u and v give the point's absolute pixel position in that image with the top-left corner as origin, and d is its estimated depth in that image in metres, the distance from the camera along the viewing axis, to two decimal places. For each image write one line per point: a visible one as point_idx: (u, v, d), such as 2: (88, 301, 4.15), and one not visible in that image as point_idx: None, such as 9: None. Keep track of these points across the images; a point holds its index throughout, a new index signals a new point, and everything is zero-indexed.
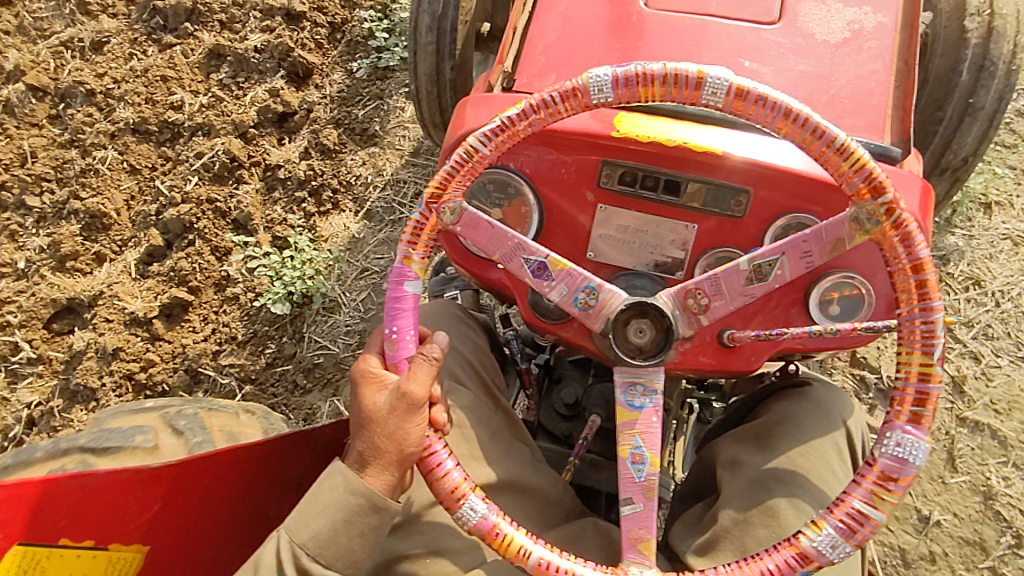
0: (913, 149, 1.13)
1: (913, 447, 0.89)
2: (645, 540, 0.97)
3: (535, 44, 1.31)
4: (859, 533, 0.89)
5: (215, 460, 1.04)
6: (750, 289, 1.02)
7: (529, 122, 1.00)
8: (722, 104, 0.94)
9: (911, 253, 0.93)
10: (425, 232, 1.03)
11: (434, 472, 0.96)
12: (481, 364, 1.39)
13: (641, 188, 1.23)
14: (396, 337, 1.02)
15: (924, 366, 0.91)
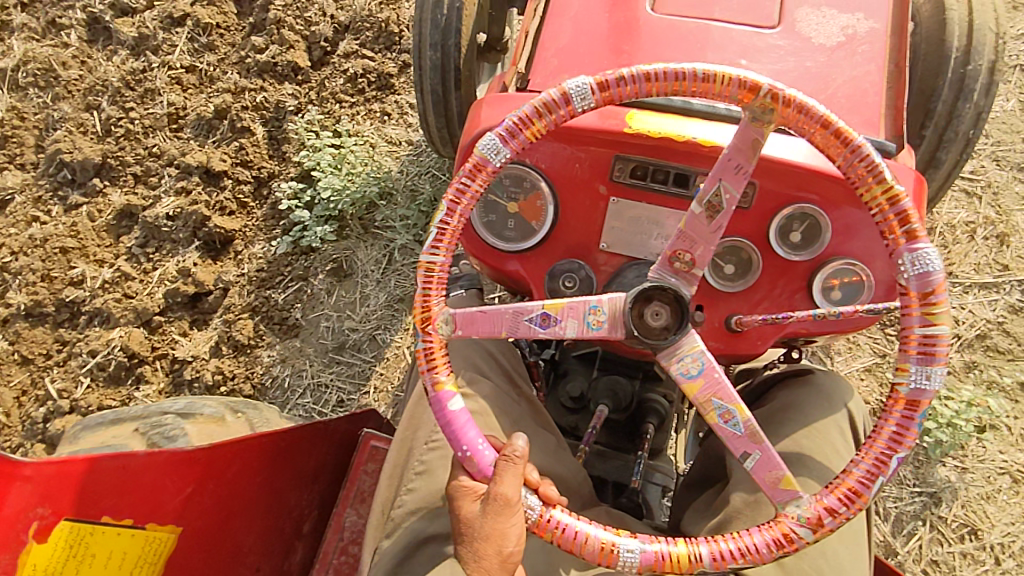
0: (907, 145, 1.15)
1: (926, 259, 0.89)
2: (782, 477, 0.93)
3: (548, 46, 1.26)
4: (937, 353, 0.88)
5: (240, 450, 1.15)
6: (716, 225, 0.98)
7: (460, 216, 1.03)
8: (597, 104, 0.97)
9: (893, 203, 0.92)
10: (437, 357, 1.01)
11: (571, 533, 0.93)
12: (505, 354, 1.35)
13: (651, 182, 1.13)
14: (471, 453, 0.97)
15: (888, 193, 0.92)
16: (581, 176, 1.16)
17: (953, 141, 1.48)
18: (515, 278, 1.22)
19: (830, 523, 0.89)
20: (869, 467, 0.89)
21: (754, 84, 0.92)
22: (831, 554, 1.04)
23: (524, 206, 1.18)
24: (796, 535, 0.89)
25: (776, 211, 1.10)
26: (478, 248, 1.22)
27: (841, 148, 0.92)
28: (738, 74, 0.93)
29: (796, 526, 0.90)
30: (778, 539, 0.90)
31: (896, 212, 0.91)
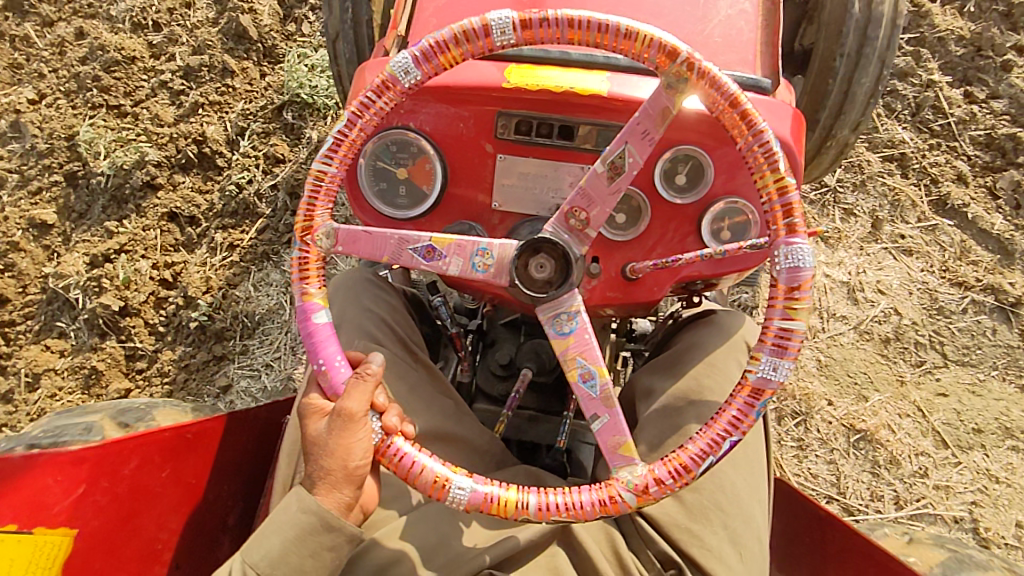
0: (783, 81, 1.17)
1: (798, 253, 0.90)
2: (623, 443, 0.96)
3: (426, 6, 1.22)
4: (790, 347, 0.90)
5: (134, 444, 1.13)
6: (615, 188, 0.98)
7: (360, 128, 1.01)
8: (515, 40, 0.93)
9: (782, 197, 0.92)
10: (311, 268, 1.01)
11: (411, 467, 0.93)
12: (397, 322, 1.33)
13: (535, 137, 1.12)
14: (326, 367, 0.98)
15: (778, 181, 0.92)
16: (467, 135, 1.14)
17: (861, 82, 1.49)
18: None
19: (655, 492, 0.91)
20: (706, 440, 0.91)
21: (671, 49, 0.91)
22: (728, 487, 1.07)
23: (414, 170, 1.16)
24: (621, 500, 0.91)
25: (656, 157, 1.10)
26: (374, 218, 1.19)
27: (743, 130, 0.92)
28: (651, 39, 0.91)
29: (624, 490, 0.91)
30: (604, 501, 0.91)
31: (782, 204, 0.92)
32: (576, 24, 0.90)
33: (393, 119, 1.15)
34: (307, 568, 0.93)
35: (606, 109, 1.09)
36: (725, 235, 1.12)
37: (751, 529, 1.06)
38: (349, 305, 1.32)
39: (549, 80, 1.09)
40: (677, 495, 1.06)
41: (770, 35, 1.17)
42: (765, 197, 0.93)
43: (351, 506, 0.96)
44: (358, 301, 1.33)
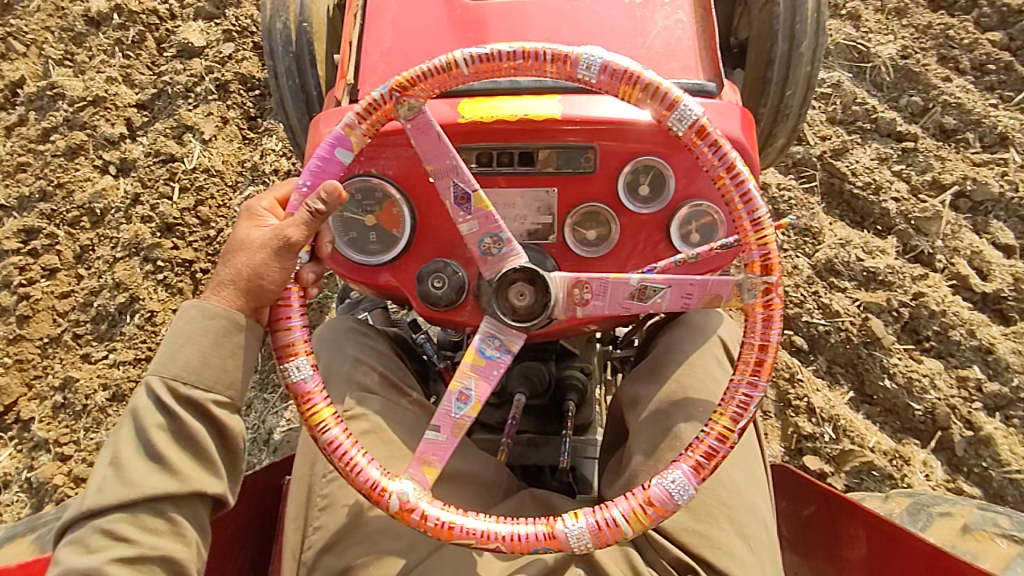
0: (727, 82, 1.20)
1: (683, 488, 0.94)
2: (431, 466, 1.00)
3: (371, 53, 1.23)
4: (607, 539, 0.93)
5: None
6: (628, 305, 1.02)
7: (512, 66, 0.97)
8: (682, 133, 0.98)
9: (718, 443, 0.96)
10: (379, 113, 1.03)
11: (281, 319, 1.01)
12: (387, 364, 1.31)
13: (497, 167, 1.14)
14: (305, 191, 1.03)
15: (727, 429, 0.96)
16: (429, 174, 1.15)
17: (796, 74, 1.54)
18: (389, 289, 1.20)
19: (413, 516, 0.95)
20: (490, 530, 0.93)
21: (768, 266, 0.97)
22: (727, 480, 1.09)
23: (381, 216, 1.16)
24: (387, 498, 0.96)
25: (619, 170, 1.12)
26: (349, 268, 1.20)
27: (746, 370, 0.98)
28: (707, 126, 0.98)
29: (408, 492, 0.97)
30: (376, 486, 0.97)
31: (709, 447, 0.96)
32: (733, 168, 0.97)
33: (354, 168, 1.15)
34: (229, 369, 0.98)
35: (562, 132, 1.11)
36: (694, 238, 1.14)
37: (755, 515, 1.08)
38: (335, 356, 1.29)
39: (504, 111, 1.11)
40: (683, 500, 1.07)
41: (708, 36, 1.21)
42: (716, 420, 0.97)
43: (259, 315, 1.01)
44: (343, 350, 1.31)
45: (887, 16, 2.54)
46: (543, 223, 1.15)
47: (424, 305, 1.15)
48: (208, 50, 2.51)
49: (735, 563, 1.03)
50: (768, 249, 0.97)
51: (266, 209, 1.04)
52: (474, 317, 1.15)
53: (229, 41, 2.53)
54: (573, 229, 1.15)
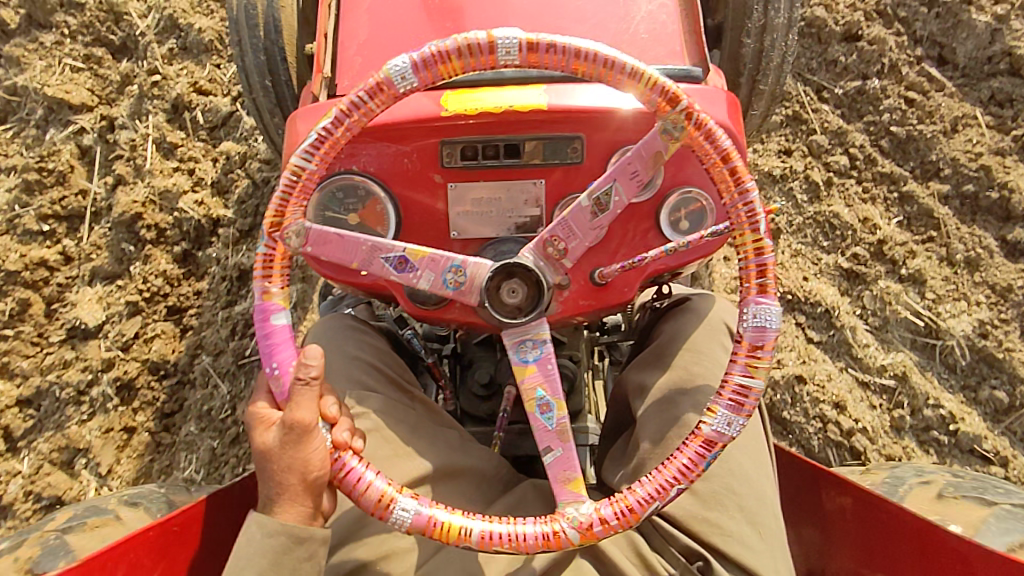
0: (712, 65, 1.19)
1: (766, 314, 0.94)
2: (572, 479, 0.97)
3: (348, 44, 1.19)
4: (747, 405, 0.93)
5: (123, 549, 1.03)
6: (599, 223, 0.99)
7: (346, 128, 0.96)
8: (520, 62, 0.92)
9: (758, 258, 0.94)
10: (275, 265, 0.98)
11: (356, 482, 0.93)
12: (384, 362, 1.30)
13: (483, 160, 1.11)
14: (279, 373, 0.96)
15: (755, 242, 0.94)
16: (413, 170, 1.12)
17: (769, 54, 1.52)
18: (375, 287, 1.17)
19: (600, 531, 0.93)
20: (655, 484, 0.93)
21: (672, 96, 0.93)
22: (737, 469, 1.09)
23: (365, 214, 1.13)
24: (565, 535, 0.92)
25: (608, 158, 1.10)
26: (333, 268, 1.16)
27: (729, 187, 0.95)
28: (663, 82, 0.93)
29: (486, 523, 0.92)
30: (547, 535, 0.92)
31: (755, 264, 0.95)
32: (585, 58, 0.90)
33: (335, 165, 1.12)
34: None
35: (549, 122, 1.09)
36: (683, 225, 1.13)
37: (766, 505, 1.09)
38: (333, 355, 1.28)
39: (486, 102, 1.08)
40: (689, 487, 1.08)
41: (692, 18, 1.19)
42: (741, 247, 0.95)
43: (316, 515, 0.96)
44: (342, 350, 1.30)
45: (953, 269, 2.00)
46: (534, 216, 1.13)
47: (413, 304, 1.12)
48: (107, 327, 2.00)
49: (750, 555, 1.04)
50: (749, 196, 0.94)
51: (266, 408, 0.97)
52: (465, 314, 1.13)
53: (134, 314, 2.01)
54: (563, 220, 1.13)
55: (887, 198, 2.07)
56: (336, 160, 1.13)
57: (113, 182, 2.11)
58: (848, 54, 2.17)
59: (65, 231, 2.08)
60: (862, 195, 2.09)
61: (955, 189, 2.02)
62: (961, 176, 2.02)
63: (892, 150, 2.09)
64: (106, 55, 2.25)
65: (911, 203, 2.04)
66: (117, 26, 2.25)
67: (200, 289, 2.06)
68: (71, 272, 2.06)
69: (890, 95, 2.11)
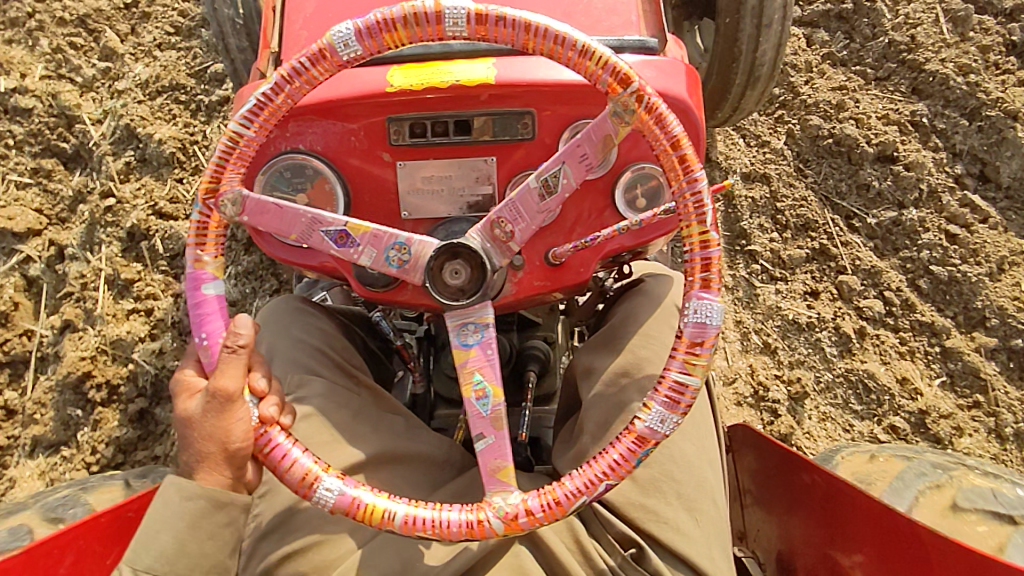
0: (670, 37, 1.15)
1: (708, 310, 0.91)
2: (503, 468, 0.94)
3: (295, 19, 1.15)
4: (683, 403, 0.91)
5: (67, 539, 1.02)
6: (546, 206, 0.96)
7: (286, 95, 0.96)
8: (467, 33, 0.90)
9: (704, 250, 0.92)
10: (209, 233, 0.98)
11: (283, 457, 0.92)
12: (332, 346, 1.26)
13: (432, 137, 1.08)
14: (208, 343, 0.96)
15: (703, 234, 0.91)
16: (360, 147, 1.09)
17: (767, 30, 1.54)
18: (326, 269, 1.15)
19: (525, 521, 0.90)
20: (586, 478, 0.90)
21: (624, 77, 0.91)
22: (678, 455, 1.07)
23: (313, 194, 1.10)
24: (488, 525, 0.90)
25: (561, 135, 1.07)
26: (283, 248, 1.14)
27: (678, 176, 0.92)
28: (615, 61, 0.91)
29: (411, 507, 0.90)
30: (471, 523, 0.90)
31: (702, 256, 0.92)
32: (534, 29, 0.88)
33: (281, 143, 1.09)
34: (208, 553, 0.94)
35: (499, 96, 1.05)
36: (641, 203, 1.10)
37: (705, 490, 1.07)
38: (281, 337, 1.26)
39: (434, 77, 1.05)
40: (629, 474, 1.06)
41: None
42: (688, 236, 0.92)
43: (237, 484, 0.96)
44: (289, 333, 1.27)
45: None
46: (485, 194, 1.10)
47: (364, 286, 1.11)
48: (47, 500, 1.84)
49: (689, 545, 1.01)
50: (699, 190, 0.92)
51: (195, 375, 0.98)
52: (416, 295, 1.11)
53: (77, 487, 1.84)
54: None
55: (928, 352, 1.86)
56: (283, 137, 1.10)
57: (62, 324, 2.03)
58: (882, 179, 2.01)
59: (9, 376, 2.01)
60: (901, 349, 1.88)
61: (1004, 342, 1.83)
62: (1009, 326, 1.83)
63: (931, 295, 1.91)
64: (57, 167, 2.22)
65: (956, 359, 1.84)
66: (70, 132, 2.23)
67: (156, 452, 1.90)
68: (14, 431, 1.94)
69: (929, 227, 1.94)
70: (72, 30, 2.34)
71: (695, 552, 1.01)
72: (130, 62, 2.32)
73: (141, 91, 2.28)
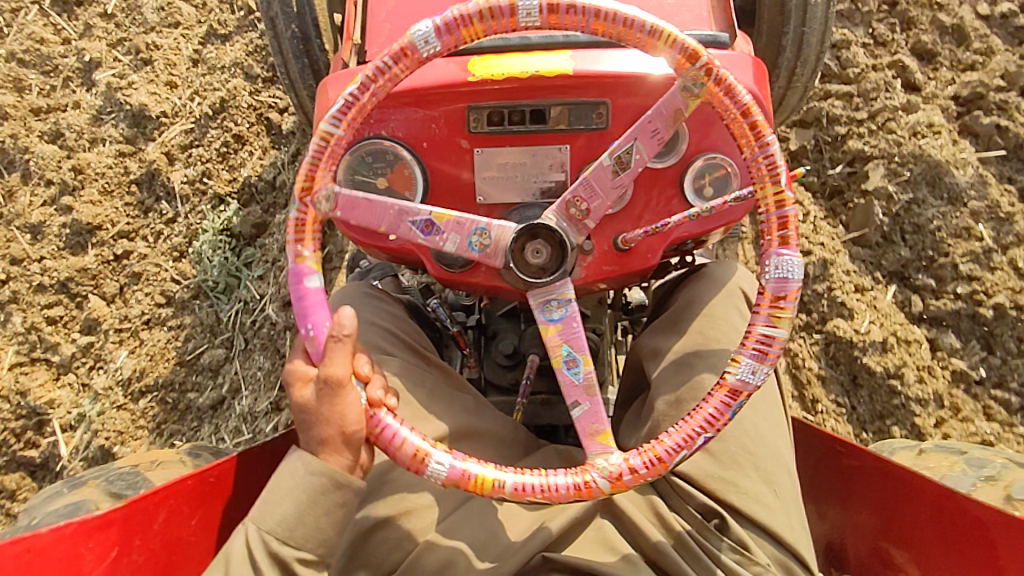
0: (740, 31, 1.18)
1: (790, 265, 0.94)
2: (601, 431, 0.99)
3: (377, 11, 1.20)
4: (770, 353, 0.94)
5: (161, 497, 1.07)
6: (621, 180, 0.99)
7: (372, 92, 0.98)
8: (540, 23, 0.92)
9: (779, 211, 0.95)
10: (307, 228, 1.02)
11: (391, 439, 0.96)
12: (402, 328, 1.31)
13: (508, 125, 1.12)
14: (314, 333, 0.99)
15: (778, 194, 0.95)
16: (439, 135, 1.14)
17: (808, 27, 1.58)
18: (401, 252, 1.20)
19: (630, 481, 0.95)
20: (683, 434, 0.94)
21: (693, 53, 0.93)
22: (750, 429, 1.11)
23: (392, 178, 1.15)
24: (596, 486, 0.94)
25: (633, 124, 1.11)
26: (361, 231, 1.19)
27: (750, 141, 0.95)
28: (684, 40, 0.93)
29: (519, 474, 0.94)
30: (579, 487, 0.94)
31: (779, 216, 0.95)
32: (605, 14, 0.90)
33: (364, 130, 1.15)
34: (322, 527, 0.97)
35: (574, 87, 1.10)
36: (708, 191, 1.13)
37: (782, 464, 1.10)
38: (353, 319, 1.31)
39: (514, 68, 1.10)
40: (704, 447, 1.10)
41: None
42: (764, 205, 0.95)
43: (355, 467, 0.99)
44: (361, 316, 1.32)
45: None
46: (558, 180, 1.15)
47: (440, 268, 1.16)
48: None
49: (766, 514, 1.06)
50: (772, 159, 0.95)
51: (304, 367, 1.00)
52: (490, 277, 1.15)
53: None
54: None
55: None
56: (367, 126, 1.15)
57: None
58: None
59: None
60: None
61: None
62: None
63: None
64: (24, 481, 2.00)
65: None
66: (39, 436, 2.01)
67: None
68: None
69: None
70: (51, 298, 2.07)
71: (776, 521, 1.06)
72: (113, 346, 2.06)
73: (122, 391, 2.03)
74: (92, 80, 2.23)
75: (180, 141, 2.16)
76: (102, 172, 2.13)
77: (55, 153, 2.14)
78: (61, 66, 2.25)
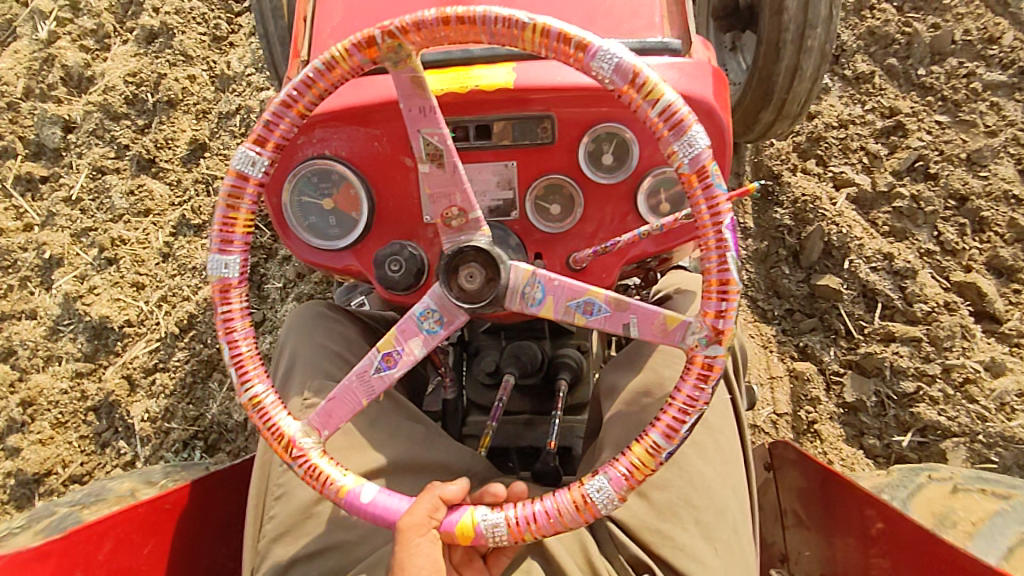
0: (699, 39, 1.12)
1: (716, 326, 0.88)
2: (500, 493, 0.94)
3: (322, 28, 1.17)
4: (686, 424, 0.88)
5: (107, 525, 1.08)
6: (447, 166, 0.97)
7: (285, 124, 0.97)
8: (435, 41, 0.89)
9: (717, 241, 0.87)
10: (250, 367, 0.99)
11: (312, 472, 0.96)
12: (353, 352, 1.27)
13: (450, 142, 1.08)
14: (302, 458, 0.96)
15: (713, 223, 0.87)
16: (384, 153, 1.11)
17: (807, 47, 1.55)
18: (352, 272, 1.18)
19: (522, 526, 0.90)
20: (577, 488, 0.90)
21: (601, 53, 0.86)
22: (697, 478, 1.05)
23: (339, 198, 1.13)
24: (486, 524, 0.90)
25: (580, 139, 1.06)
26: (310, 251, 1.18)
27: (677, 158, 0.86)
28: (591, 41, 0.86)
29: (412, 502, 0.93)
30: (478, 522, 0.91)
31: (717, 267, 0.88)
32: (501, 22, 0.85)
33: (308, 150, 1.12)
34: None
35: (516, 102, 1.05)
36: (664, 207, 1.07)
37: (724, 519, 1.03)
38: (303, 343, 1.27)
39: (453, 82, 1.06)
40: (643, 494, 1.05)
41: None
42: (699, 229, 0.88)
43: None
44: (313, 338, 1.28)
45: None
46: (505, 198, 1.10)
47: (385, 289, 1.12)
48: None
49: (699, 567, 0.99)
50: (716, 197, 0.86)
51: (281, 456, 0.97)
52: None
53: None
54: (535, 204, 1.09)
55: None
56: (311, 144, 1.13)
57: None
58: None
59: None
60: None
61: None
62: None
63: None
64: None
65: None
66: None
67: None
68: None
69: None
70: None
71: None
72: None
73: None
74: (50, 281, 2.16)
75: (144, 363, 2.05)
76: (56, 399, 2.01)
77: (6, 379, 2.04)
78: (20, 261, 2.20)
